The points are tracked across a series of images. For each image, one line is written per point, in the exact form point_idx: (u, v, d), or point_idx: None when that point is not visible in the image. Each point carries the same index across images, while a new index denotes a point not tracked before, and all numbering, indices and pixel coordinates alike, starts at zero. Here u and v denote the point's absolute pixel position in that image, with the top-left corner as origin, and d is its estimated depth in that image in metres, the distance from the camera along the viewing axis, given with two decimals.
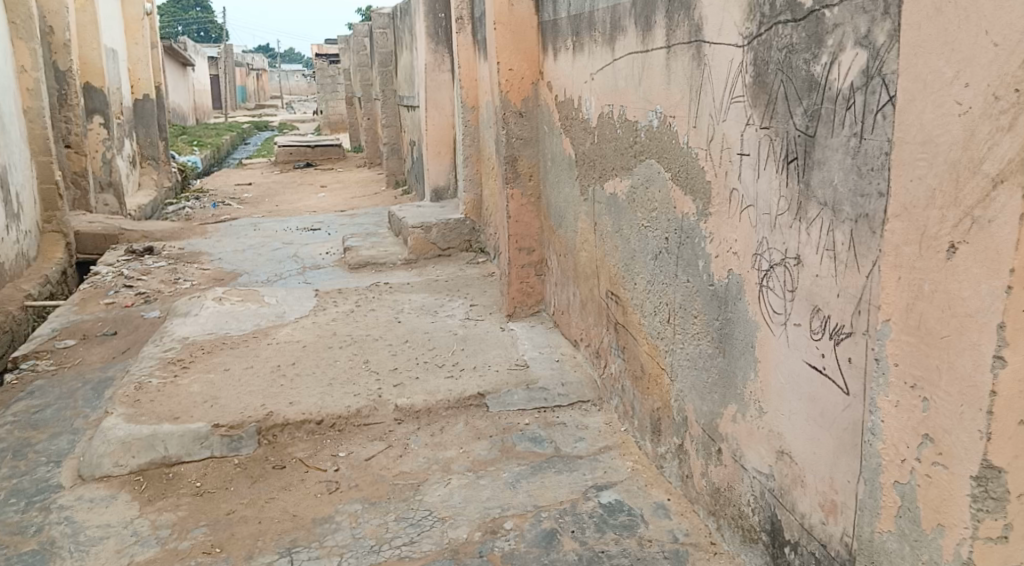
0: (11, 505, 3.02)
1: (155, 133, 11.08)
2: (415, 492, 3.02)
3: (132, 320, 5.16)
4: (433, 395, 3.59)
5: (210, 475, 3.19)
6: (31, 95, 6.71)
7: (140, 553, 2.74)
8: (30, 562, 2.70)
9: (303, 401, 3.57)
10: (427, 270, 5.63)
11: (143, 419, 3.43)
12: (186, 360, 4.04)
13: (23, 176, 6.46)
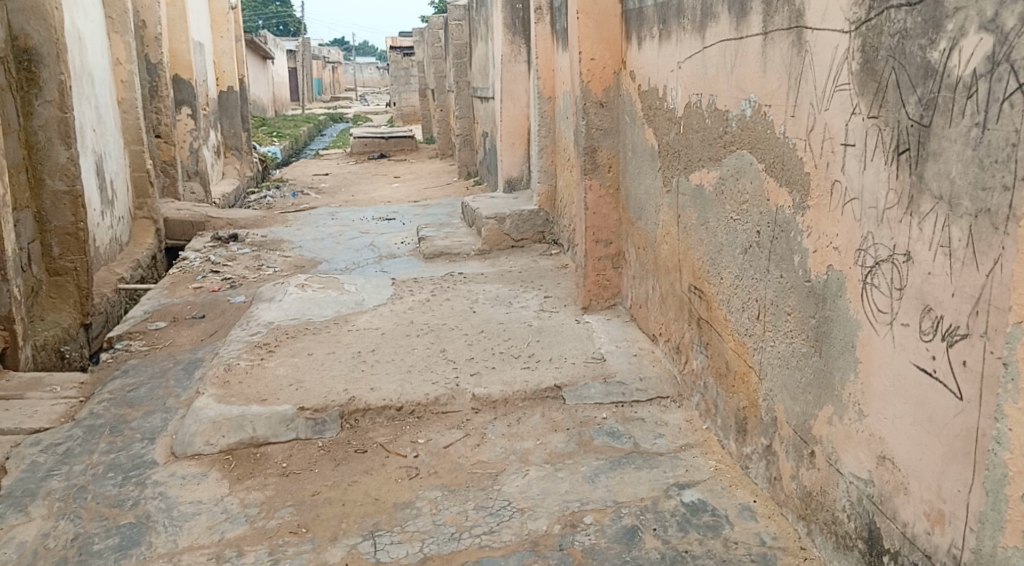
0: (110, 479, 3.14)
1: (239, 124, 11.38)
2: (493, 482, 3.02)
3: (218, 304, 5.31)
4: (510, 385, 3.59)
5: (295, 456, 3.26)
6: (126, 87, 6.95)
7: (230, 530, 2.82)
8: (128, 534, 2.80)
9: (384, 387, 3.61)
10: (500, 261, 5.63)
11: (233, 400, 3.52)
12: (271, 343, 4.13)
13: (117, 164, 6.70)
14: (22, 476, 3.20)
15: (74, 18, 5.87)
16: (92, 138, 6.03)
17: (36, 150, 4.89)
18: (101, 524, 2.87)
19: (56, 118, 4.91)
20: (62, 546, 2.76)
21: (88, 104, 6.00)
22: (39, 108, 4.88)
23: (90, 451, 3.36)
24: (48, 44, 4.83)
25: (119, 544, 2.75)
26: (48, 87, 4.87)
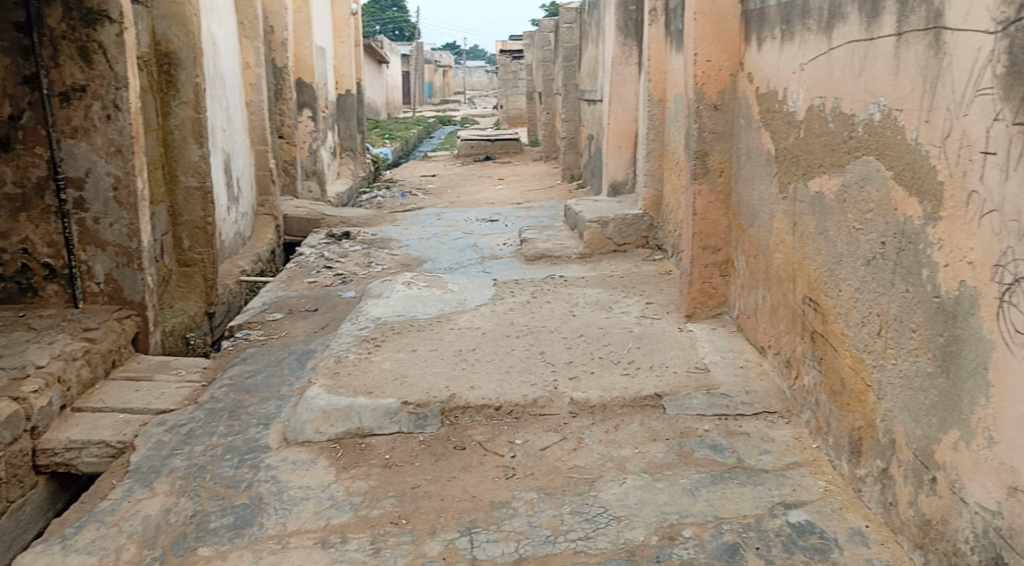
0: (227, 461, 3.29)
1: (355, 126, 11.74)
2: (590, 488, 3.01)
3: (329, 299, 5.48)
4: (609, 391, 3.56)
5: (398, 448, 3.33)
6: (253, 90, 7.28)
7: (335, 516, 2.91)
8: (242, 514, 2.93)
9: (484, 386, 3.64)
10: (601, 265, 5.58)
11: (342, 390, 3.64)
12: (377, 338, 4.24)
13: (243, 162, 7.03)
14: (148, 454, 3.41)
15: (210, 23, 6.19)
16: (222, 138, 6.35)
17: (171, 148, 5.24)
18: (218, 503, 3.01)
19: (191, 119, 5.25)
20: (181, 521, 2.91)
21: (219, 105, 6.31)
22: (176, 109, 5.25)
23: (210, 433, 3.54)
24: (187, 49, 5.19)
25: (233, 524, 2.88)
26: (185, 88, 5.24)
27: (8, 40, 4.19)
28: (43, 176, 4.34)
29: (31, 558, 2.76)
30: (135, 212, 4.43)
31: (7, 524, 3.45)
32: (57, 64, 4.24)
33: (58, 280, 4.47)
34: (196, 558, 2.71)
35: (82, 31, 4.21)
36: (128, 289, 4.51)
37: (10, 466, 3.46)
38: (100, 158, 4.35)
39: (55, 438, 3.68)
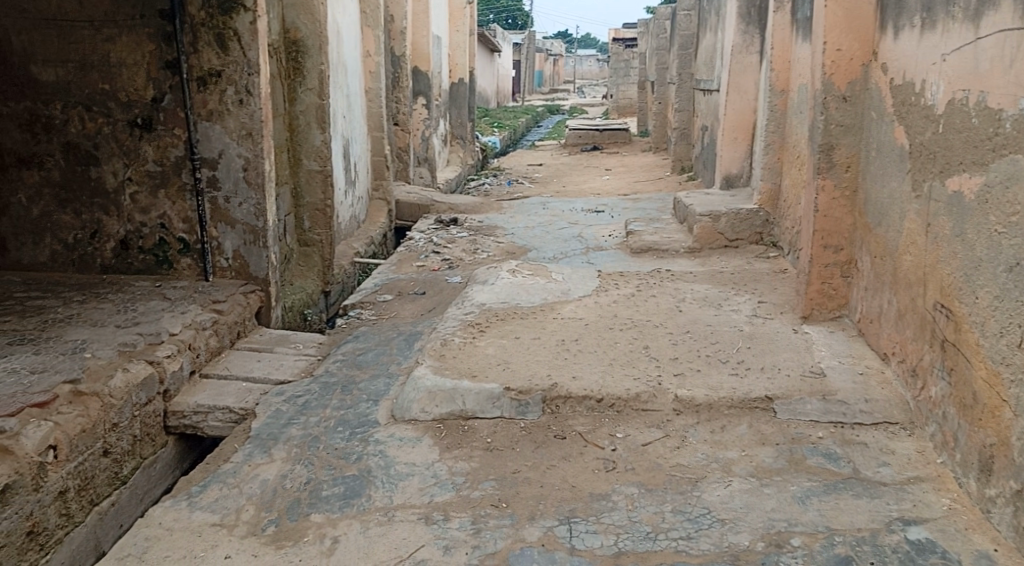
0: (338, 433, 3.45)
1: (466, 114, 11.87)
2: (693, 488, 2.93)
3: (436, 283, 5.55)
4: (716, 391, 3.45)
5: (499, 433, 3.36)
6: (372, 78, 7.45)
7: (438, 494, 3.00)
8: (352, 485, 3.07)
9: (586, 377, 3.61)
10: (711, 261, 5.43)
11: (447, 372, 3.69)
12: (482, 323, 4.26)
13: (360, 148, 7.20)
14: (269, 421, 3.62)
15: (335, 14, 6.35)
16: (342, 125, 6.52)
17: (296, 133, 5.44)
18: (329, 473, 3.17)
19: (315, 104, 5.43)
20: (297, 487, 3.09)
21: (341, 92, 6.48)
22: (301, 95, 5.44)
23: (324, 405, 3.72)
24: (313, 37, 5.40)
25: (343, 493, 3.04)
26: (310, 76, 5.41)
27: (153, 26, 4.42)
28: (181, 156, 4.57)
29: (161, 511, 3.00)
30: (262, 192, 4.61)
31: (140, 479, 3.72)
32: (196, 49, 4.43)
33: (191, 254, 4.72)
34: (308, 523, 2.87)
35: (219, 19, 4.39)
36: (253, 265, 4.70)
37: (144, 426, 3.73)
38: (232, 140, 4.54)
39: (185, 401, 3.92)
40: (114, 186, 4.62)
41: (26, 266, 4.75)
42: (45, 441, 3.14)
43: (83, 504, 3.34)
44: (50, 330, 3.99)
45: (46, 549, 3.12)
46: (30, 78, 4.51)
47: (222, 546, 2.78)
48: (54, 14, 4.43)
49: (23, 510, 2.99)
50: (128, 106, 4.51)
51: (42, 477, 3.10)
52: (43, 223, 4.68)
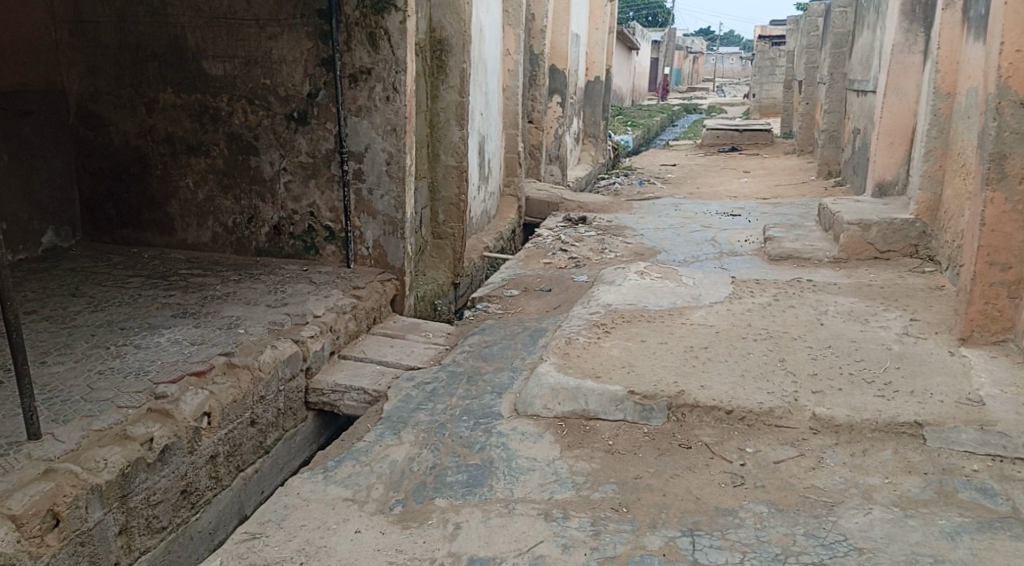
0: (463, 421, 3.49)
1: (600, 113, 11.77)
2: (828, 512, 2.78)
3: (563, 281, 5.51)
4: (859, 411, 3.26)
5: (622, 437, 3.30)
6: (510, 76, 7.49)
7: (559, 492, 2.98)
8: (475, 473, 3.12)
9: (715, 387, 3.47)
10: (857, 272, 5.15)
11: (571, 370, 3.65)
12: (608, 324, 4.19)
13: (495, 145, 7.25)
14: (398, 405, 3.71)
15: (479, 11, 6.41)
16: (479, 121, 6.58)
17: (436, 129, 5.53)
18: (454, 460, 3.22)
19: (456, 102, 5.52)
20: (423, 471, 3.16)
21: (479, 89, 6.54)
22: (443, 93, 5.52)
23: (450, 394, 3.76)
24: (458, 36, 5.45)
25: (466, 481, 3.08)
26: (452, 73, 5.49)
27: (312, 25, 4.59)
28: (331, 149, 4.72)
29: (299, 482, 3.14)
30: (403, 186, 4.70)
31: (281, 449, 3.89)
32: (350, 47, 4.56)
33: (336, 242, 4.88)
34: (432, 506, 2.94)
35: (372, 19, 4.50)
36: (391, 255, 4.81)
37: (288, 400, 3.89)
38: (377, 135, 4.65)
39: (324, 379, 4.07)
40: (270, 174, 4.84)
41: (191, 245, 5.09)
42: (201, 408, 3.32)
43: (231, 469, 3.52)
44: (208, 306, 4.22)
45: (196, 508, 3.31)
46: (201, 72, 4.79)
47: (353, 521, 2.89)
48: (225, 13, 4.68)
49: (178, 471, 3.18)
50: (286, 100, 4.71)
51: (197, 441, 3.28)
52: (207, 207, 4.99)
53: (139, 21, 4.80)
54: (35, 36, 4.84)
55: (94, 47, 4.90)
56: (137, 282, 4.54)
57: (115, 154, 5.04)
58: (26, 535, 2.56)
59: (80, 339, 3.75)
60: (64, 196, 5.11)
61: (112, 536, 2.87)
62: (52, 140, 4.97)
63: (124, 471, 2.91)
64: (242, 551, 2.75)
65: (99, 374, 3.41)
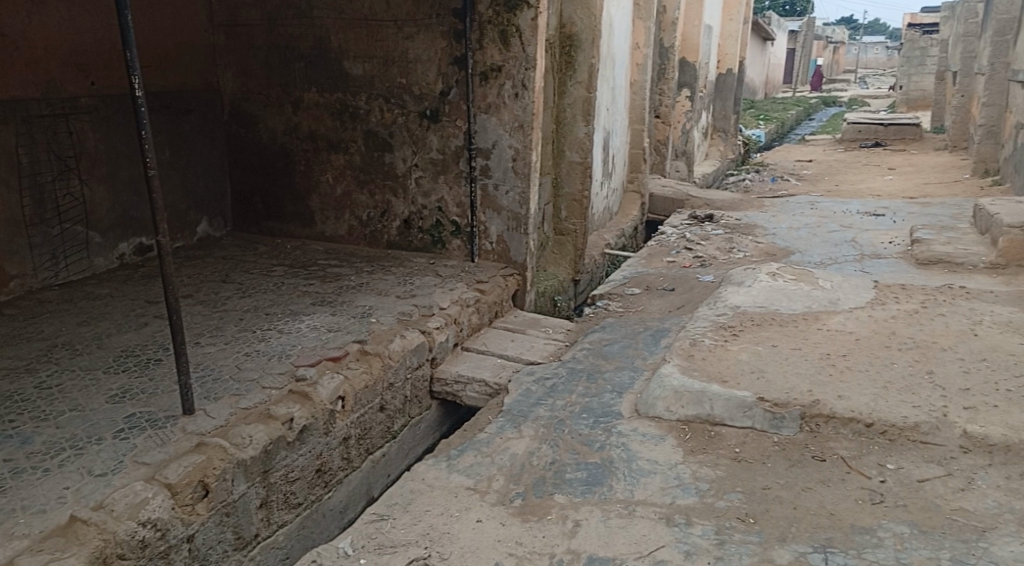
0: (583, 418, 3.46)
1: (731, 106, 11.44)
2: (978, 537, 2.60)
3: (688, 280, 5.37)
4: (1016, 431, 3.01)
5: (749, 445, 3.18)
6: (639, 70, 7.35)
7: (681, 497, 2.91)
8: (594, 472, 3.08)
9: (853, 398, 3.29)
10: (1017, 280, 4.76)
11: (696, 373, 3.55)
12: (737, 327, 4.05)
13: (620, 141, 7.16)
14: (518, 399, 3.72)
15: (610, 6, 6.32)
16: (605, 117, 6.51)
17: (562, 125, 5.51)
18: (573, 457, 3.19)
19: (582, 98, 5.47)
20: (542, 466, 3.15)
21: (607, 85, 6.46)
22: (570, 89, 5.49)
23: (570, 391, 3.74)
24: (588, 31, 5.39)
25: (586, 479, 3.05)
26: (581, 68, 5.44)
27: (447, 24, 4.65)
28: (460, 146, 4.78)
29: (424, 469, 3.20)
30: (528, 182, 4.71)
31: (406, 436, 3.98)
32: (482, 46, 4.60)
33: (461, 236, 4.93)
34: (551, 502, 2.93)
35: (505, 17, 4.52)
36: (514, 250, 4.83)
37: (414, 388, 3.98)
38: (505, 131, 4.67)
39: (448, 370, 4.13)
40: (402, 170, 4.95)
41: (328, 237, 5.29)
42: (336, 391, 3.44)
43: (361, 451, 3.63)
44: (344, 295, 4.37)
45: (329, 486, 3.44)
46: (343, 72, 4.95)
47: (474, 511, 2.92)
48: (366, 15, 4.81)
49: (314, 450, 3.31)
50: (420, 98, 4.80)
51: (332, 423, 3.40)
52: (344, 201, 5.17)
53: (288, 24, 5.01)
54: (196, 38, 5.12)
55: (248, 49, 5.17)
56: (280, 270, 4.75)
57: (263, 150, 5.30)
58: (179, 502, 2.72)
59: (230, 322, 3.96)
60: (217, 189, 5.40)
61: (253, 508, 3.01)
62: (208, 136, 5.26)
63: (267, 448, 3.04)
64: (370, 531, 2.82)
65: (246, 355, 3.59)
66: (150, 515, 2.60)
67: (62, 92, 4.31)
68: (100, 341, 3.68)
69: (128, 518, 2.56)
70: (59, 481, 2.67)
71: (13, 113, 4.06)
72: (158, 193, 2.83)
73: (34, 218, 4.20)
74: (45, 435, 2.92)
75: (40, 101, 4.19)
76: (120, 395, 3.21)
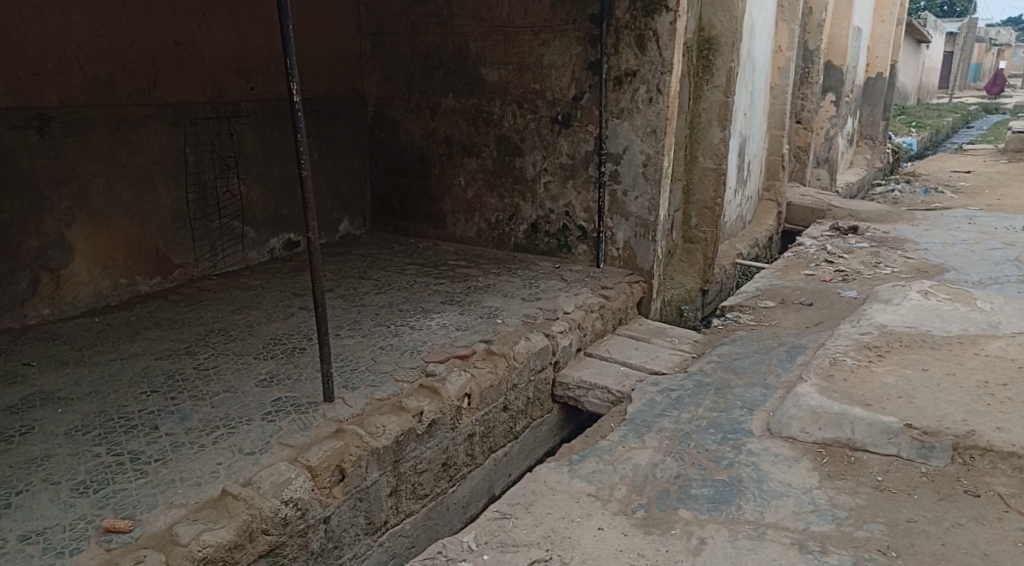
0: (710, 434, 3.36)
1: (880, 113, 10.88)
2: None
3: (828, 295, 5.13)
4: None
5: (893, 474, 3.00)
6: (781, 74, 7.09)
7: (816, 523, 2.78)
8: (721, 490, 2.98)
9: (1015, 431, 3.05)
10: None
11: (836, 395, 3.38)
12: (882, 348, 3.84)
13: (757, 147, 6.94)
14: (642, 408, 3.65)
15: (752, 8, 6.12)
16: (742, 122, 6.32)
17: (696, 130, 5.40)
18: (699, 472, 3.11)
19: (719, 102, 5.34)
20: (667, 479, 3.08)
21: (745, 89, 6.27)
22: (707, 93, 5.37)
23: (697, 404, 3.64)
24: (728, 34, 5.24)
25: (712, 496, 2.95)
26: (719, 73, 5.30)
27: (584, 30, 4.63)
28: (591, 151, 4.75)
29: (546, 471, 3.19)
30: (658, 188, 4.62)
31: (528, 436, 3.99)
32: (617, 50, 4.55)
33: (588, 242, 4.90)
34: (676, 517, 2.86)
35: (642, 21, 4.45)
36: (640, 257, 4.76)
37: (537, 390, 3.98)
38: (637, 136, 4.60)
39: (571, 375, 4.11)
40: (532, 174, 4.97)
41: (459, 238, 5.38)
42: (463, 389, 3.48)
43: (484, 449, 3.66)
44: (472, 296, 4.43)
45: (454, 481, 3.49)
46: (479, 78, 5.02)
47: (595, 518, 2.88)
48: (505, 21, 4.86)
49: (441, 444, 3.36)
50: (552, 103, 4.81)
51: (458, 419, 3.45)
52: (475, 204, 5.25)
53: (430, 32, 5.13)
54: (345, 45, 5.32)
55: (391, 56, 5.32)
56: (413, 269, 4.87)
57: (402, 154, 5.45)
58: (319, 484, 2.83)
59: (366, 316, 4.09)
60: (357, 189, 5.60)
61: (384, 495, 3.10)
62: (352, 138, 5.46)
63: (398, 439, 3.12)
64: (493, 528, 2.84)
65: (381, 349, 3.69)
66: (292, 495, 2.72)
67: (225, 97, 4.57)
68: (252, 328, 3.88)
69: (272, 495, 2.68)
70: (212, 457, 2.82)
71: (182, 115, 4.34)
72: (310, 192, 2.95)
73: (196, 212, 4.47)
74: (202, 413, 3.10)
75: (205, 104, 4.46)
76: (268, 379, 3.37)
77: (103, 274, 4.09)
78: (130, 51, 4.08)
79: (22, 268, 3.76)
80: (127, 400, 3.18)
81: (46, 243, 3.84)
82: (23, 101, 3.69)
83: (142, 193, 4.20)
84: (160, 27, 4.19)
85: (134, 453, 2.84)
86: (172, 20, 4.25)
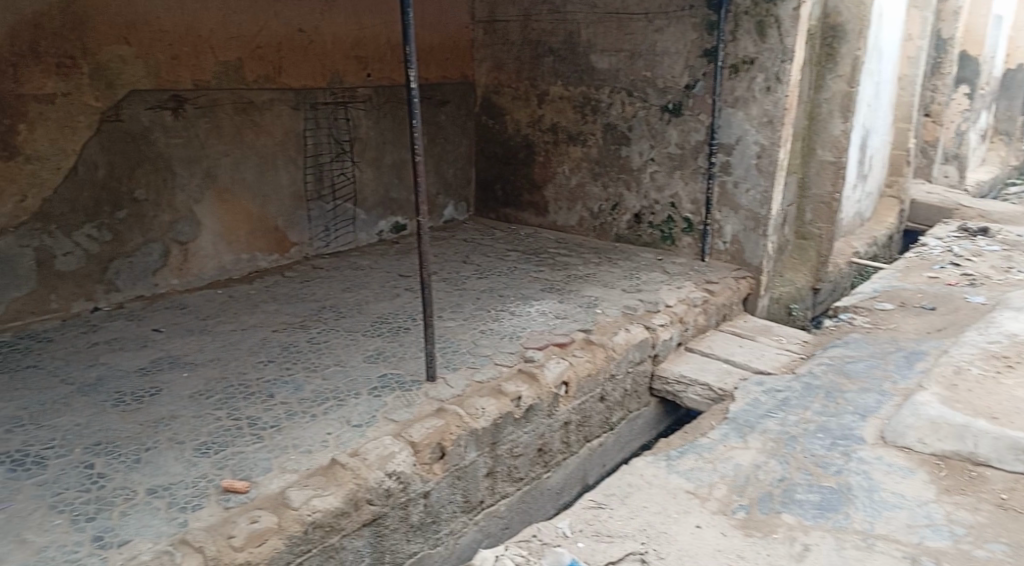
0: (818, 438, 3.24)
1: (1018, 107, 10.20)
2: None
3: (952, 299, 4.87)
4: None
5: (1019, 493, 2.83)
6: (910, 64, 6.73)
7: (931, 539, 2.65)
8: (829, 497, 2.88)
9: None
10: None
11: (959, 405, 3.20)
12: (1012, 359, 3.61)
13: (880, 140, 6.62)
14: (746, 408, 3.56)
15: None
16: (865, 114, 6.04)
17: (816, 121, 5.19)
18: (805, 477, 3.01)
19: (843, 92, 5.12)
20: (770, 481, 3.00)
21: (870, 79, 5.98)
22: (829, 83, 5.16)
23: (805, 407, 3.52)
24: (855, 21, 5.01)
25: (819, 503, 2.85)
26: (844, 61, 5.08)
27: (701, 16, 4.51)
28: (701, 141, 4.64)
29: (643, 464, 3.16)
30: (772, 180, 4.47)
31: (624, 428, 3.96)
32: (735, 37, 4.42)
33: (694, 234, 4.80)
34: (779, 520, 2.78)
35: (763, 7, 4.30)
36: (749, 252, 4.63)
37: (635, 382, 3.94)
38: (752, 127, 4.47)
39: (671, 369, 4.05)
40: (638, 164, 4.90)
41: (561, 226, 5.36)
42: (561, 376, 3.48)
43: (580, 437, 3.66)
44: (573, 284, 4.42)
45: (548, 467, 3.50)
46: (591, 65, 4.98)
47: (693, 515, 2.84)
48: (619, 8, 4.79)
49: (538, 430, 3.38)
50: (664, 92, 4.72)
51: (556, 406, 3.46)
52: (578, 193, 5.22)
53: (542, 18, 5.12)
54: (459, 31, 5.37)
55: (504, 42, 5.34)
56: (515, 255, 4.90)
57: (509, 140, 5.47)
58: (421, 460, 2.88)
59: (468, 300, 4.14)
60: (464, 174, 5.66)
61: (481, 476, 3.14)
62: (461, 123, 5.52)
63: (497, 421, 3.15)
64: (589, 516, 2.83)
65: (483, 332, 3.73)
66: (396, 468, 2.78)
67: (344, 82, 4.69)
68: (361, 306, 3.99)
69: (377, 467, 2.75)
70: (323, 427, 2.92)
71: (303, 99, 4.49)
72: (422, 175, 2.99)
73: (312, 191, 4.62)
74: (314, 385, 3.21)
75: (325, 89, 4.60)
76: (374, 356, 3.46)
77: (227, 248, 4.28)
78: (258, 37, 4.23)
79: (155, 240, 3.98)
80: (246, 368, 3.33)
81: (176, 216, 4.05)
82: (161, 82, 3.88)
83: (264, 171, 4.37)
84: (287, 13, 4.34)
85: (251, 418, 2.96)
86: (298, 7, 4.39)
